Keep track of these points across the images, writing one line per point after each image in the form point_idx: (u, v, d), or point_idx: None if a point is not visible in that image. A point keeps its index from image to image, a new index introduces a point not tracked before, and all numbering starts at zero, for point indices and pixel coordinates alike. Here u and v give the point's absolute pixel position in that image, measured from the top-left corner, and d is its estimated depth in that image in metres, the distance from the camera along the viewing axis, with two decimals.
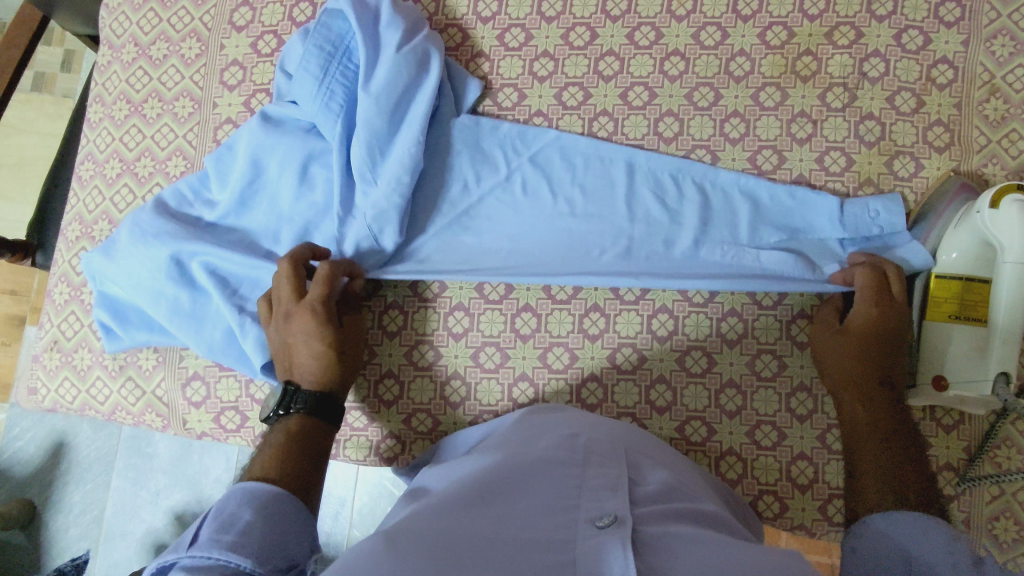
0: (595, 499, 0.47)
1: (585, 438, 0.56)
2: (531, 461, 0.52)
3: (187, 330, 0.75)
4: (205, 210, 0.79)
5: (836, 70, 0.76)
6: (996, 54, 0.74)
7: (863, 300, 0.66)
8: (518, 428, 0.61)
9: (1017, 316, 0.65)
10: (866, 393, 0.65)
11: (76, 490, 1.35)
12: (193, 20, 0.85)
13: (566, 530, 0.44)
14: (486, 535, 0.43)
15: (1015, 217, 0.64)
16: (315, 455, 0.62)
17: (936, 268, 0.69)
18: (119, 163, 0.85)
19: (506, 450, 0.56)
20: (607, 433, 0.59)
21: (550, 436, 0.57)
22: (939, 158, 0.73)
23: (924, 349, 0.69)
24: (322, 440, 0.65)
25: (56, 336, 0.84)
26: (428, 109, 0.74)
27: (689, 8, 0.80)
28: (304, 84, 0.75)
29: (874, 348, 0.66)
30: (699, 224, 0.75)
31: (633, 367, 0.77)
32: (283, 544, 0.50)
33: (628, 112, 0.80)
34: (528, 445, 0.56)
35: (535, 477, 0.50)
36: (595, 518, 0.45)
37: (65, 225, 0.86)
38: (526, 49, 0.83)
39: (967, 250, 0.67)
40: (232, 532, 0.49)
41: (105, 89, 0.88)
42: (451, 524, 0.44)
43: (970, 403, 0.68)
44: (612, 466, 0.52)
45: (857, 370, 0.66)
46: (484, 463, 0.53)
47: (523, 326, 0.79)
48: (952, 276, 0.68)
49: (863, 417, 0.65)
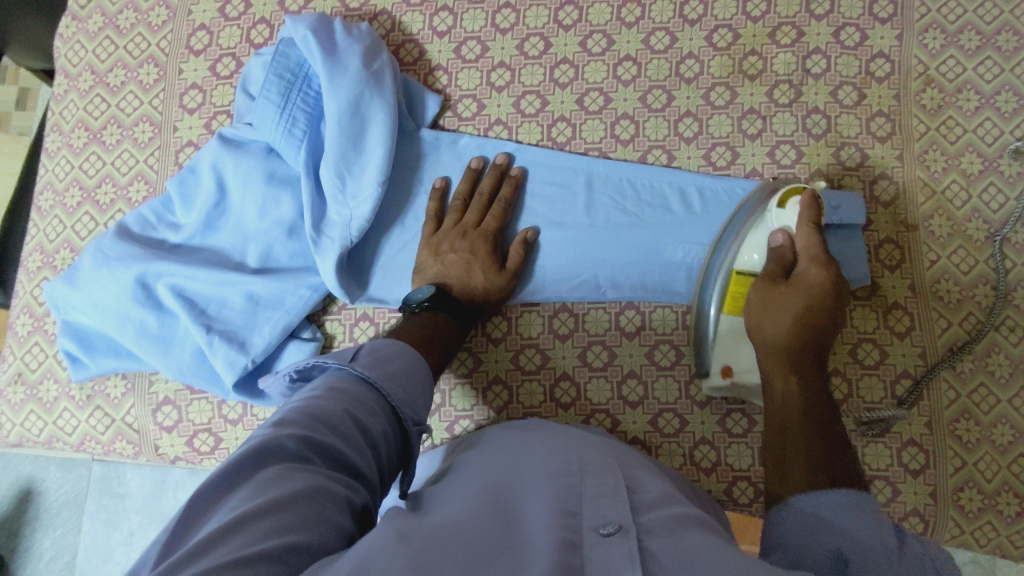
0: (596, 507, 0.47)
1: (579, 451, 0.55)
2: (531, 480, 0.52)
3: (155, 354, 0.74)
4: (170, 232, 0.79)
5: (780, 67, 0.81)
6: (929, 47, 0.79)
7: (806, 263, 0.68)
8: (505, 443, 0.60)
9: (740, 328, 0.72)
10: (796, 365, 0.66)
11: (44, 536, 1.32)
12: (150, 46, 0.85)
13: (569, 536, 0.44)
14: (498, 550, 0.43)
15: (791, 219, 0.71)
16: (426, 347, 0.68)
17: (737, 265, 0.73)
18: (78, 191, 0.84)
19: (503, 466, 0.55)
20: (595, 446, 0.58)
21: (544, 451, 0.56)
22: (883, 147, 0.79)
23: (721, 339, 0.73)
24: (421, 331, 0.70)
25: (19, 369, 0.80)
26: (391, 125, 0.75)
27: (638, 14, 0.83)
28: (266, 112, 0.75)
29: (811, 314, 0.66)
30: (664, 229, 0.78)
31: (604, 364, 0.78)
32: (405, 387, 0.59)
33: (585, 117, 0.82)
34: (519, 460, 0.55)
35: (536, 492, 0.49)
36: (598, 526, 0.45)
37: (25, 256, 0.84)
38: (483, 60, 0.84)
39: (756, 246, 0.72)
40: (347, 383, 0.56)
41: (63, 118, 0.86)
42: (458, 538, 0.43)
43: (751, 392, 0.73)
44: (607, 474, 0.52)
45: (793, 332, 0.66)
46: (485, 484, 0.52)
47: (495, 329, 0.81)
48: (748, 273, 0.72)
49: (787, 394, 0.65)
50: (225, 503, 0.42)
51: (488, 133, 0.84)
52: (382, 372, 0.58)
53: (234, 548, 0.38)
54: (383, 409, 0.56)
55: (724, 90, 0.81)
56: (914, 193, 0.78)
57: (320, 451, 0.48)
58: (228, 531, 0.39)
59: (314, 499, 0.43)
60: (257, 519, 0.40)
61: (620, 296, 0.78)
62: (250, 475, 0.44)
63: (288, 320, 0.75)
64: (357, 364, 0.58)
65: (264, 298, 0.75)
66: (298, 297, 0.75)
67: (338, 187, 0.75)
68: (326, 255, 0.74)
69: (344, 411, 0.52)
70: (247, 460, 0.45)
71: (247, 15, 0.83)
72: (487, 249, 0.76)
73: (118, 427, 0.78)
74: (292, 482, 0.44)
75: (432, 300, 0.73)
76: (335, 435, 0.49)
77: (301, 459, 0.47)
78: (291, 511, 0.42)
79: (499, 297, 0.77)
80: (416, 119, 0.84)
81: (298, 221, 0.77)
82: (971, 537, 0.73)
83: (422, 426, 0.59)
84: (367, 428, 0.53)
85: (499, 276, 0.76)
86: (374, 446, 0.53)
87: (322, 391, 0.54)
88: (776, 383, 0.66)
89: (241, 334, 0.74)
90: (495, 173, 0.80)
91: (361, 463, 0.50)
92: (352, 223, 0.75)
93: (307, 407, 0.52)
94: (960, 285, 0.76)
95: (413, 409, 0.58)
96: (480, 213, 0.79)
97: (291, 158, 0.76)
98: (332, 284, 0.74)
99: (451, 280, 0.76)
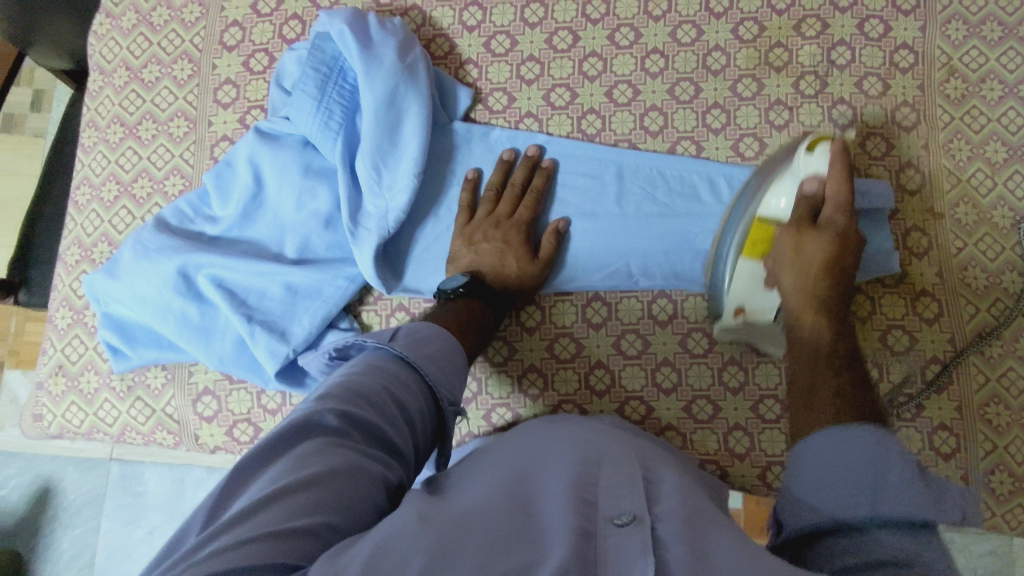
0: (611, 498, 0.46)
1: (596, 448, 0.54)
2: (548, 472, 0.50)
3: (196, 344, 0.75)
4: (208, 225, 0.80)
5: (806, 59, 0.82)
6: (952, 38, 0.81)
7: (831, 210, 0.64)
8: (522, 440, 0.59)
9: (757, 274, 0.70)
10: (827, 307, 0.65)
11: (64, 536, 1.33)
12: (183, 42, 0.86)
13: (584, 525, 0.43)
14: (507, 542, 0.41)
15: (820, 167, 0.65)
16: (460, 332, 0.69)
17: (759, 213, 0.69)
18: (115, 186, 0.85)
19: (520, 459, 0.54)
20: (614, 442, 0.57)
21: (563, 447, 0.54)
22: (908, 136, 0.80)
23: (736, 282, 0.71)
24: (456, 317, 0.71)
25: (59, 361, 0.81)
26: (425, 117, 0.76)
27: (664, 8, 0.84)
28: (302, 105, 0.76)
29: (834, 261, 0.64)
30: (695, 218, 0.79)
31: (638, 352, 0.79)
32: (441, 368, 0.60)
33: (615, 109, 0.83)
34: (538, 456, 0.54)
35: (551, 484, 0.48)
36: (613, 516, 0.44)
37: (63, 250, 0.85)
38: (513, 54, 0.86)
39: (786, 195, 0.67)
40: (386, 361, 0.58)
41: (98, 114, 0.87)
42: (470, 530, 0.42)
43: (762, 334, 0.74)
44: (625, 465, 0.51)
45: (822, 280, 0.65)
46: (502, 477, 0.51)
47: (529, 319, 0.82)
48: (768, 222, 0.68)
49: (816, 331, 0.63)
50: (265, 476, 0.44)
51: (519, 126, 0.85)
52: (419, 353, 0.60)
53: (266, 522, 0.39)
54: (421, 388, 0.58)
55: (751, 82, 0.82)
56: (938, 182, 0.79)
57: (359, 427, 0.50)
58: (261, 505, 0.40)
59: (348, 475, 0.45)
60: (286, 497, 0.41)
61: (652, 285, 0.79)
62: (291, 448, 0.47)
63: (324, 310, 0.76)
64: (395, 344, 0.60)
65: (302, 289, 0.76)
66: (335, 288, 0.76)
67: (374, 179, 0.76)
68: (363, 245, 0.76)
69: (384, 388, 0.54)
70: (291, 432, 0.47)
71: (280, 11, 0.84)
72: (520, 239, 0.78)
73: (159, 418, 0.79)
74: (328, 458, 0.46)
75: (466, 287, 0.75)
76: (373, 410, 0.52)
77: (339, 434, 0.49)
78: (320, 491, 0.43)
79: (531, 285, 0.78)
80: (449, 112, 0.85)
81: (334, 213, 0.78)
82: (1001, 519, 0.74)
83: (457, 407, 0.61)
84: (405, 405, 0.55)
85: (531, 264, 0.77)
86: (411, 423, 0.54)
87: (365, 366, 0.57)
88: (803, 320, 0.65)
89: (281, 324, 0.75)
90: (526, 165, 0.81)
91: (397, 441, 0.52)
92: (387, 212, 0.76)
93: (351, 382, 0.55)
94: (987, 272, 0.77)
95: (449, 390, 0.60)
96: (513, 204, 0.80)
97: (327, 150, 0.77)
98: (367, 270, 0.75)
99: (484, 267, 0.77)
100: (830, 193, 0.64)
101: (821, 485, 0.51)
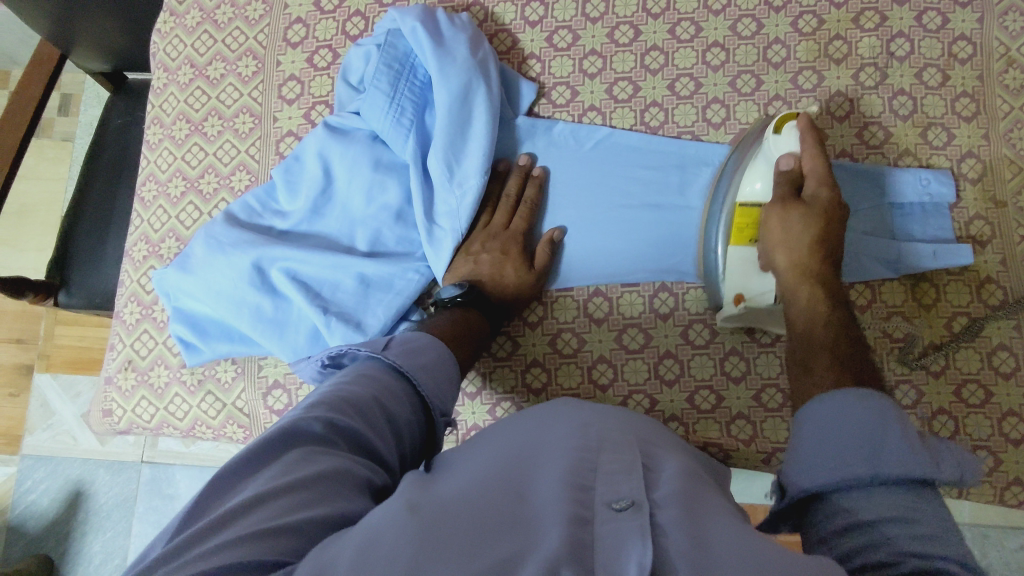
0: (609, 481, 0.42)
1: (597, 423, 0.49)
2: (544, 453, 0.46)
3: (271, 337, 0.76)
4: (278, 219, 0.81)
5: (865, 51, 0.83)
6: (1010, 29, 0.82)
7: (816, 185, 0.69)
8: (522, 412, 0.54)
9: (749, 257, 0.74)
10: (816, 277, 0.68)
11: (95, 540, 1.32)
12: (247, 39, 0.87)
13: (578, 514, 0.39)
14: (495, 538, 0.38)
15: (791, 144, 0.71)
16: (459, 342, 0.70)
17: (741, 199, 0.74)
18: (182, 182, 0.86)
19: (516, 435, 0.50)
20: (615, 415, 0.52)
21: (562, 420, 0.50)
22: (968, 126, 0.81)
23: (729, 270, 0.75)
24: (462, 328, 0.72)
25: (129, 356, 0.82)
26: (496, 113, 0.77)
27: (724, 2, 0.85)
28: (375, 101, 0.77)
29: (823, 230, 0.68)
30: None
31: (706, 341, 0.79)
32: (433, 378, 0.61)
33: (677, 101, 0.84)
34: (535, 432, 0.50)
35: (546, 467, 0.44)
36: (609, 501, 0.41)
37: (130, 246, 0.85)
38: (575, 48, 0.87)
39: (761, 177, 0.73)
40: (376, 373, 0.58)
41: (163, 111, 0.88)
42: (456, 527, 0.38)
43: (763, 319, 0.75)
44: (625, 449, 0.46)
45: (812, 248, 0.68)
46: (496, 457, 0.47)
47: (597, 310, 0.82)
48: (751, 205, 0.73)
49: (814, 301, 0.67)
50: (251, 480, 0.43)
51: (582, 119, 0.86)
52: (413, 363, 0.60)
53: (249, 525, 0.39)
54: (411, 399, 0.58)
55: (812, 74, 0.83)
56: (999, 171, 0.80)
57: (347, 433, 0.49)
58: (247, 506, 0.40)
59: (337, 479, 0.44)
60: (268, 499, 0.41)
61: None
62: (279, 454, 0.45)
63: (389, 302, 0.76)
64: (388, 353, 0.61)
65: (375, 281, 0.77)
66: (406, 281, 0.77)
67: (446, 175, 0.76)
68: (440, 245, 0.78)
69: (373, 397, 0.54)
70: (278, 438, 0.46)
71: (343, 7, 0.85)
72: (519, 250, 0.78)
73: (231, 411, 0.80)
74: (319, 462, 0.45)
75: (464, 296, 0.75)
76: (360, 417, 0.51)
77: (326, 441, 0.48)
78: (304, 493, 0.42)
79: (528, 294, 0.79)
80: (514, 108, 0.86)
81: (405, 207, 0.78)
82: None
83: (448, 418, 0.61)
84: (394, 414, 0.55)
85: (530, 276, 0.78)
86: (399, 434, 0.54)
87: (354, 377, 0.57)
88: (800, 292, 0.68)
89: (355, 315, 0.76)
90: (519, 175, 0.82)
91: (382, 449, 0.51)
92: (459, 206, 0.77)
93: (340, 391, 0.54)
94: None
95: (441, 402, 0.60)
96: (510, 217, 0.81)
97: (399, 146, 0.77)
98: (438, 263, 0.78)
99: (482, 277, 0.77)
100: (807, 168, 0.70)
101: (821, 449, 0.51)
